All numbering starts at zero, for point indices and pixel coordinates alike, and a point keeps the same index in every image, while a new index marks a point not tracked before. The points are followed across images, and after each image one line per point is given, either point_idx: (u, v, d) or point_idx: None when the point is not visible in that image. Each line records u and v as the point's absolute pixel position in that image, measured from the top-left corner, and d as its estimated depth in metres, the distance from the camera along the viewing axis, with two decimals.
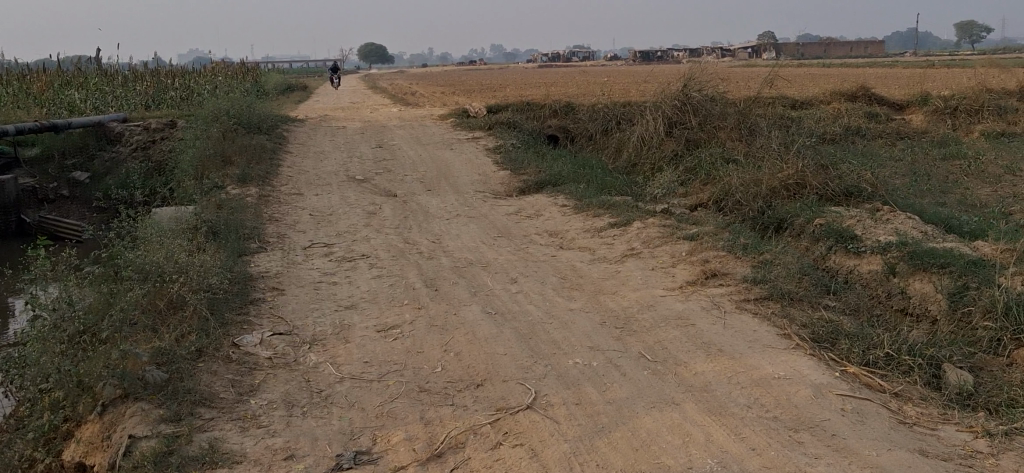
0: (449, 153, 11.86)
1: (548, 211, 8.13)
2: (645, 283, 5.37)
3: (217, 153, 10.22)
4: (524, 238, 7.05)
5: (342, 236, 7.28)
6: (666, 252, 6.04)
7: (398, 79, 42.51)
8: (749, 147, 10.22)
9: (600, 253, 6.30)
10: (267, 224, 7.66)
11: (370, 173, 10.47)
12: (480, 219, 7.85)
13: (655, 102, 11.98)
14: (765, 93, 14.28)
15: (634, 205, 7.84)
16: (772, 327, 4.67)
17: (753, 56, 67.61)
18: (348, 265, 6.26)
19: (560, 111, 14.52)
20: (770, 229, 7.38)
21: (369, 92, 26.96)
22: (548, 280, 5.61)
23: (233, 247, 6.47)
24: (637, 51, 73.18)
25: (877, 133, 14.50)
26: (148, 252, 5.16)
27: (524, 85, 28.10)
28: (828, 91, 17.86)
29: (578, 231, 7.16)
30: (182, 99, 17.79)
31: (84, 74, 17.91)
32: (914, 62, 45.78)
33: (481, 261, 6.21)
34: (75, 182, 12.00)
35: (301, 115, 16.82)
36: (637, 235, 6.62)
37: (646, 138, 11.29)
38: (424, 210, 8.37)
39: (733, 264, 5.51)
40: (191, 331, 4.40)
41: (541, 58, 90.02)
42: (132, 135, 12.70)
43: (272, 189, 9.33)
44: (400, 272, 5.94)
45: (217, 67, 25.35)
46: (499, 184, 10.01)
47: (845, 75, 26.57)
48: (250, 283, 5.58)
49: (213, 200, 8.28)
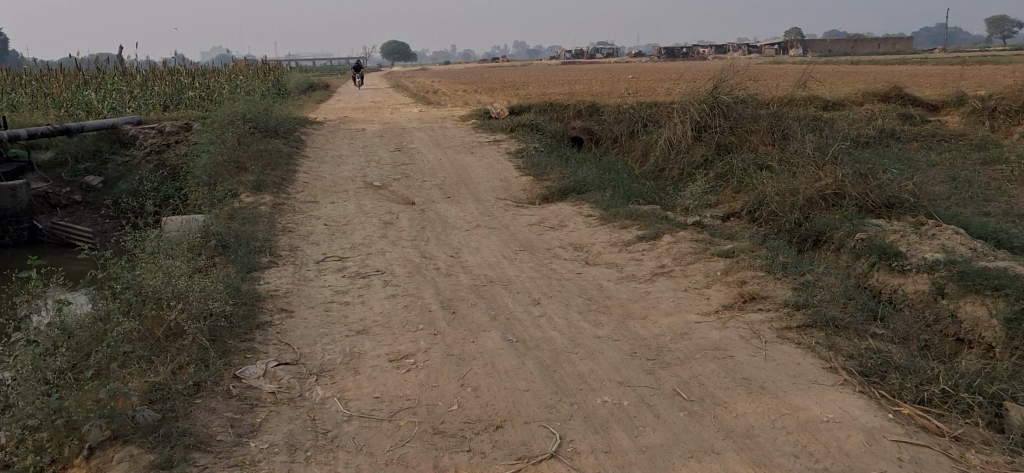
0: (470, 157, 11.55)
1: (572, 221, 7.79)
2: (678, 307, 5.01)
3: (230, 159, 9.97)
4: (548, 252, 6.72)
5: (357, 249, 6.98)
6: (699, 270, 5.69)
7: (422, 77, 42.32)
8: (782, 153, 9.83)
9: (628, 270, 5.95)
10: (280, 235, 7.38)
11: (388, 178, 10.17)
12: (501, 229, 7.53)
13: (683, 104, 11.61)
14: (796, 94, 13.86)
15: (663, 216, 7.49)
16: (816, 359, 4.27)
17: (779, 53, 66.95)
18: (361, 282, 5.94)
19: (585, 112, 14.16)
20: (807, 243, 7.04)
21: (392, 91, 26.74)
22: (573, 301, 5.27)
23: (242, 263, 6.20)
24: (662, 48, 72.64)
25: (912, 136, 14.05)
26: (146, 275, 4.88)
27: (548, 83, 27.76)
28: (860, 91, 17.40)
29: (604, 245, 6.81)
30: (200, 99, 17.60)
31: (104, 73, 17.77)
32: (946, 59, 45.02)
33: (501, 278, 5.88)
34: (88, 186, 11.85)
35: (320, 115, 16.58)
36: (667, 251, 6.26)
37: (675, 142, 10.92)
38: (443, 219, 8.05)
39: (773, 286, 5.14)
40: (189, 362, 4.15)
41: (564, 55, 89.66)
42: (146, 138, 12.55)
43: (287, 196, 9.05)
44: (416, 291, 5.61)
45: (238, 65, 25.19)
46: (522, 190, 9.69)
47: (876, 73, 26.06)
48: (257, 304, 5.28)
49: (225, 210, 8.02)
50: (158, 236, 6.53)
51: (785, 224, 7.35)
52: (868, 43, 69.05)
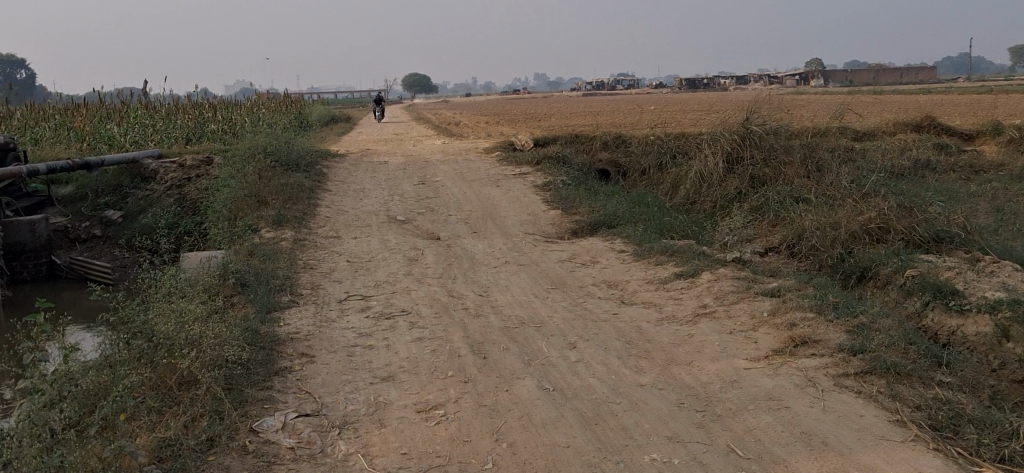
0: (496, 190, 11.28)
1: (605, 258, 7.48)
2: (724, 352, 4.68)
3: (251, 193, 9.76)
4: (580, 291, 6.41)
5: (382, 287, 6.69)
6: (743, 310, 5.36)
7: (443, 109, 42.36)
8: (818, 185, 9.50)
9: (667, 311, 5.63)
10: (301, 273, 7.12)
11: (412, 212, 9.91)
12: (531, 266, 7.23)
13: (714, 136, 11.30)
14: (828, 125, 13.53)
15: (699, 252, 7.17)
16: (881, 409, 3.90)
17: (800, 83, 66.73)
18: (386, 324, 5.64)
19: (611, 143, 13.88)
20: (852, 279, 6.70)
21: (415, 123, 26.62)
22: (611, 345, 4.95)
23: (261, 303, 5.93)
24: (682, 79, 72.58)
25: (948, 167, 13.68)
26: (160, 319, 4.61)
27: (570, 115, 27.59)
28: (891, 121, 17.06)
29: (640, 284, 6.50)
30: (223, 133, 17.49)
31: (127, 106, 17.70)
32: (972, 88, 44.56)
33: (533, 320, 5.57)
34: (108, 221, 11.70)
35: (343, 148, 16.41)
36: (708, 291, 5.93)
37: (706, 174, 10.61)
38: (470, 255, 7.76)
39: (825, 328, 4.77)
40: (203, 413, 3.86)
41: (586, 86, 89.79)
42: (167, 173, 12.31)
43: (309, 231, 8.80)
44: (443, 334, 5.30)
45: (261, 99, 25.15)
46: (550, 224, 9.40)
47: (903, 103, 25.71)
48: (277, 347, 4.99)
49: (245, 247, 7.78)
50: (174, 276, 6.28)
51: (827, 260, 7.01)
52: (891, 74, 68.55)
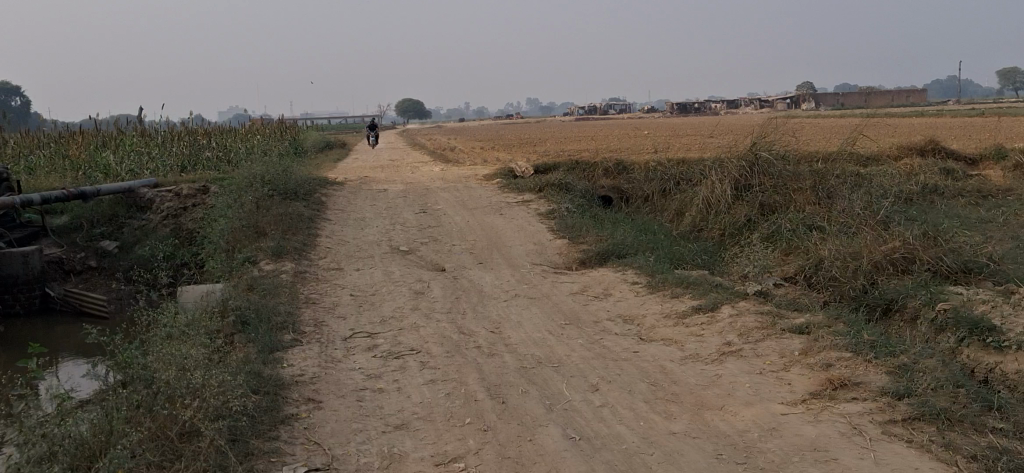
0: (499, 218, 11.03)
1: (618, 290, 7.22)
2: (758, 395, 4.42)
3: (249, 224, 9.50)
4: (596, 326, 6.15)
5: (388, 323, 6.42)
6: (772, 348, 5.10)
7: (436, 134, 42.22)
8: (831, 211, 9.28)
9: (691, 348, 5.37)
10: (304, 308, 6.84)
11: (414, 242, 9.64)
12: (542, 300, 6.97)
13: (721, 162, 11.08)
14: (834, 150, 13.32)
15: (716, 284, 6.91)
16: (936, 459, 3.63)
17: (793, 107, 66.88)
18: (395, 365, 5.36)
19: (613, 169, 13.65)
20: (878, 312, 6.46)
21: (410, 149, 26.38)
22: (635, 387, 4.68)
23: (263, 344, 5.65)
24: (674, 104, 72.67)
25: (956, 192, 13.46)
26: (158, 363, 4.32)
27: (566, 139, 27.39)
28: (894, 145, 16.89)
29: (657, 318, 6.25)
30: (219, 160, 17.24)
31: (121, 133, 17.45)
32: (967, 111, 44.54)
33: (551, 359, 5.29)
34: (103, 252, 11.41)
35: (340, 175, 16.17)
36: (731, 326, 5.68)
37: (714, 200, 10.38)
38: (478, 288, 7.49)
39: (865, 370, 4.52)
40: (206, 467, 3.57)
41: (579, 111, 89.89)
42: (163, 202, 12.04)
43: (310, 263, 8.54)
44: (457, 375, 5.03)
45: (256, 125, 24.90)
46: (556, 254, 9.15)
47: (901, 126, 25.59)
48: (282, 392, 4.71)
49: (245, 280, 7.50)
50: (172, 315, 6.00)
51: (850, 291, 6.76)
52: (882, 98, 68.60)
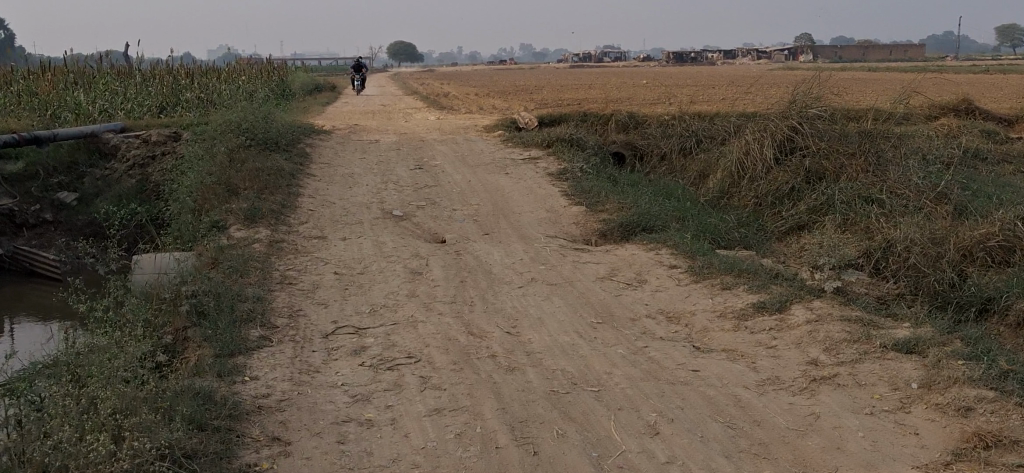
0: (504, 178, 9.81)
1: (654, 276, 6.05)
2: (879, 453, 3.29)
3: (221, 180, 8.27)
4: (636, 328, 4.98)
5: (379, 315, 5.24)
6: (878, 378, 3.96)
7: (426, 79, 40.64)
8: (887, 180, 8.08)
9: (766, 367, 4.22)
10: (278, 291, 5.66)
11: (409, 206, 8.42)
12: (566, 288, 5.79)
13: (758, 119, 9.80)
14: (870, 112, 12.07)
15: (775, 274, 5.76)
16: None
17: (791, 58, 65.36)
18: (389, 380, 4.19)
19: (627, 122, 12.36)
20: (973, 312, 5.32)
21: (401, 94, 24.95)
22: (709, 430, 3.53)
23: (219, 351, 4.48)
24: (670, 53, 70.95)
25: (1001, 157, 12.26)
26: (60, 399, 3.14)
27: (561, 88, 25.99)
28: (925, 101, 15.59)
29: (709, 318, 5.08)
30: (201, 101, 15.88)
31: (96, 70, 16.07)
32: (968, 66, 43.30)
33: (589, 378, 4.13)
34: (61, 204, 10.20)
35: (327, 122, 14.85)
36: (811, 339, 4.52)
37: (749, 165, 9.15)
38: (486, 268, 6.31)
39: (1020, 420, 3.40)
40: None
41: (573, 58, 87.96)
42: (130, 149, 10.65)
43: (290, 229, 7.34)
44: (469, 402, 3.86)
45: (243, 66, 23.44)
46: (573, 225, 7.97)
47: (916, 78, 24.23)
48: (237, 428, 3.54)
49: (209, 252, 6.29)
50: (109, 315, 4.81)
51: (935, 285, 5.61)
52: (883, 50, 66.94)
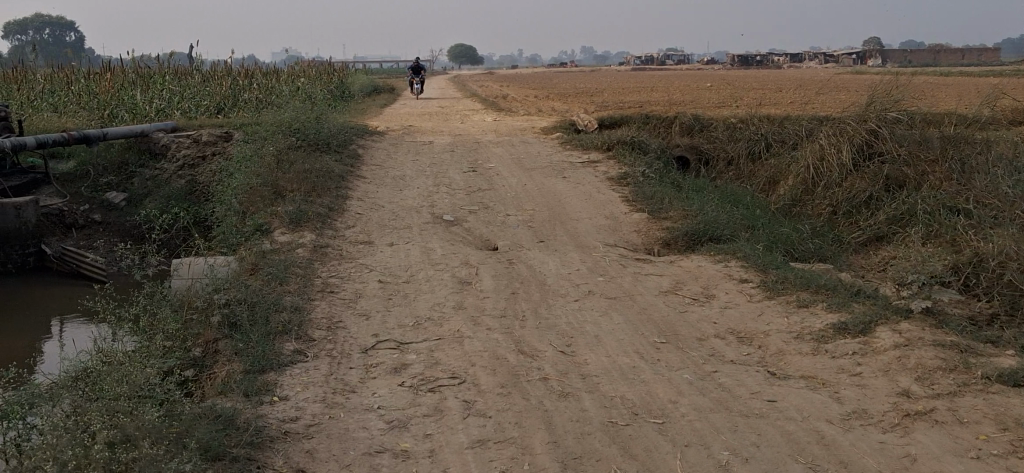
0: (561, 183, 9.40)
1: (722, 290, 5.58)
2: None
3: (267, 182, 7.98)
4: (704, 350, 4.53)
5: (423, 330, 4.86)
6: (983, 417, 3.47)
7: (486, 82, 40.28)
8: (974, 186, 7.48)
9: (853, 398, 3.74)
10: (318, 300, 5.31)
11: (461, 210, 8.06)
12: (627, 303, 5.35)
13: (832, 122, 9.24)
14: (951, 116, 11.40)
15: (856, 291, 5.26)
16: None
17: (859, 61, 63.76)
18: (430, 404, 3.81)
19: (692, 125, 11.84)
20: None
21: (461, 96, 24.60)
22: None
23: (248, 367, 4.14)
24: (734, 57, 69.76)
25: None
26: (58, 431, 2.84)
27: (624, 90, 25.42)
28: (1009, 104, 14.76)
29: (784, 340, 4.61)
30: (258, 102, 15.74)
31: (156, 70, 16.01)
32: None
33: (652, 407, 3.70)
34: (109, 205, 10.02)
35: (383, 123, 14.56)
36: (903, 367, 4.03)
37: (822, 172, 8.61)
38: (539, 279, 5.90)
39: None
40: None
41: (635, 61, 87.12)
42: (180, 148, 10.46)
43: (335, 234, 7.02)
44: (517, 433, 3.46)
45: (303, 67, 23.35)
46: (633, 233, 7.53)
47: (995, 82, 23.18)
48: (258, 458, 3.19)
49: (249, 257, 5.97)
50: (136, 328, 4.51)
51: None
52: (955, 53, 65.03)
